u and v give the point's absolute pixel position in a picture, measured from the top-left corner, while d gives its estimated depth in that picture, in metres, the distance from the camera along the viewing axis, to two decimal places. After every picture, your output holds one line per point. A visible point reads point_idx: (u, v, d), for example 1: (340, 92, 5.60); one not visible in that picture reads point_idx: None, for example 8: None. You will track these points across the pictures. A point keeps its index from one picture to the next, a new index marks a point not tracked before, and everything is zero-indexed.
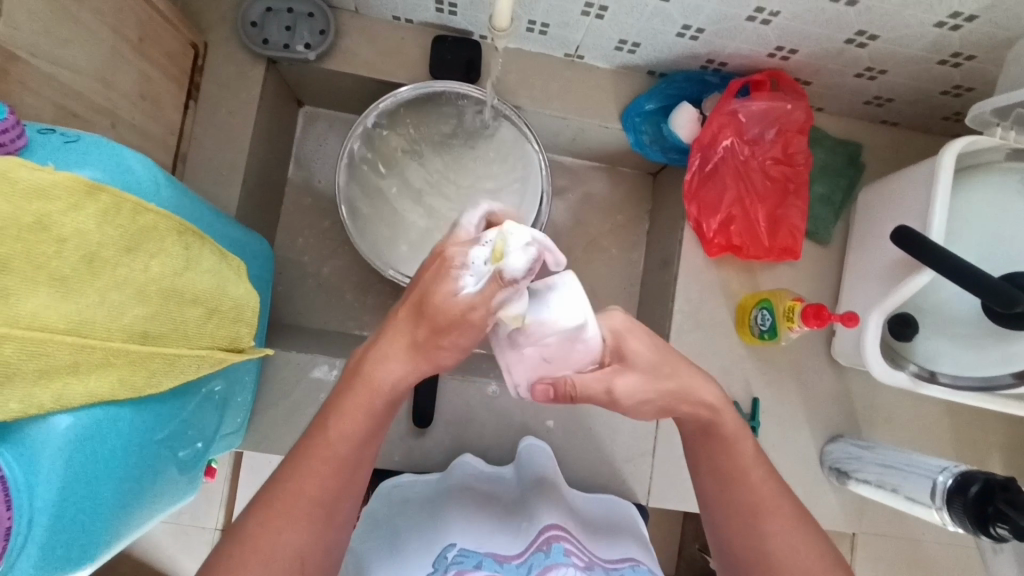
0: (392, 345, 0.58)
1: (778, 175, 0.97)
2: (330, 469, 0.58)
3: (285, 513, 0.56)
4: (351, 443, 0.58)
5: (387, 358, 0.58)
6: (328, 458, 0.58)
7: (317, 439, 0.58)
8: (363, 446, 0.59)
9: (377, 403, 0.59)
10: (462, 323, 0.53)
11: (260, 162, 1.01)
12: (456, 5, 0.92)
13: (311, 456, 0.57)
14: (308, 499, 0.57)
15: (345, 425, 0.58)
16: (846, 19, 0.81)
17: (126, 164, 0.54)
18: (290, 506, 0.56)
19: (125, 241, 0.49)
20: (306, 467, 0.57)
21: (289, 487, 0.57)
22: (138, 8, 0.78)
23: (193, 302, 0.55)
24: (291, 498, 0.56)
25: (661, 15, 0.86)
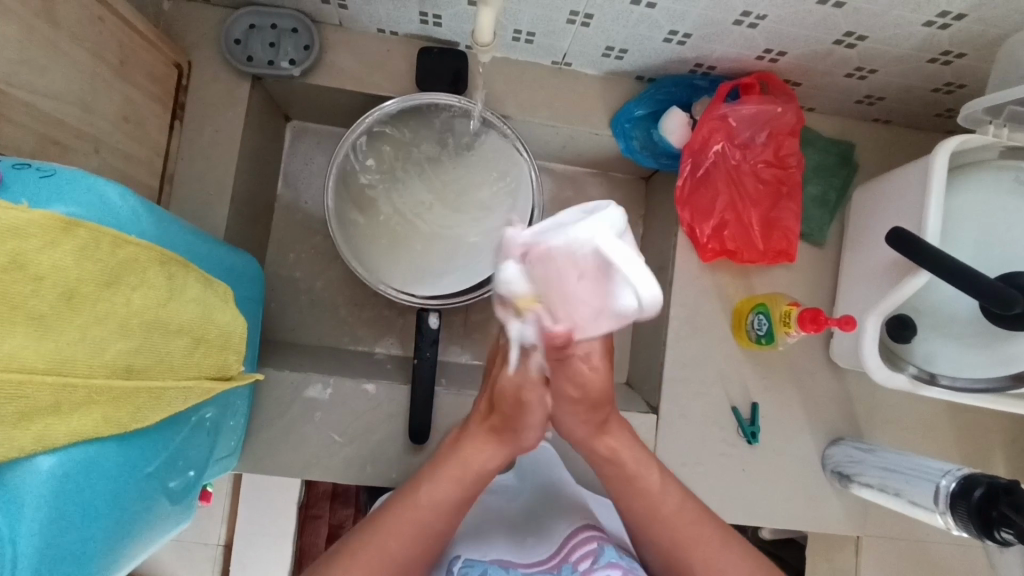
0: (477, 444, 0.75)
1: (770, 178, 0.96)
2: (412, 532, 0.72)
3: (387, 553, 0.71)
4: (439, 516, 0.74)
5: (479, 444, 0.75)
6: (411, 524, 0.73)
7: (407, 509, 0.73)
8: (440, 517, 0.74)
9: (466, 482, 0.75)
10: (525, 412, 0.71)
11: (248, 179, 1.00)
12: (441, 16, 0.92)
13: (410, 519, 0.73)
14: (380, 557, 0.71)
15: (439, 502, 0.74)
16: (834, 21, 0.80)
17: (105, 197, 0.54)
18: (398, 530, 0.72)
19: (105, 276, 0.49)
20: (407, 516, 0.73)
21: (379, 537, 0.72)
22: (118, 31, 0.77)
23: (178, 332, 0.55)
24: (384, 557, 0.71)
25: (647, 21, 0.86)
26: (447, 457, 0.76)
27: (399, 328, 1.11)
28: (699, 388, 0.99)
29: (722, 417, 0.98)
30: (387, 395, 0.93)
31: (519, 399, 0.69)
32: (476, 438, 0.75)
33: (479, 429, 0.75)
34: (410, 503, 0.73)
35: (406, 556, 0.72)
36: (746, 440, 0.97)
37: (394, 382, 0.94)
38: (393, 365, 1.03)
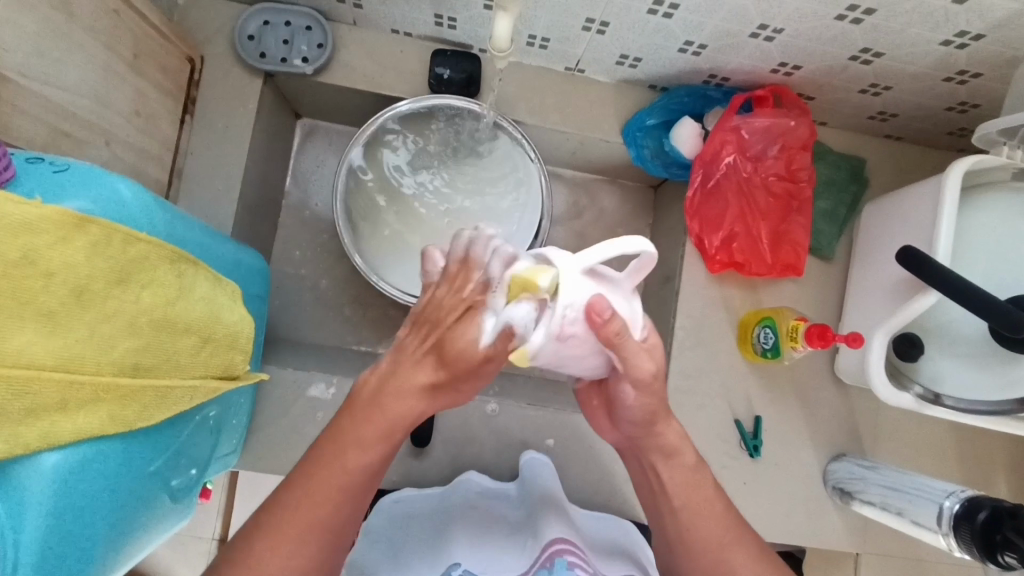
0: (414, 370, 0.60)
1: (780, 191, 0.96)
2: (336, 497, 0.60)
3: (297, 527, 0.59)
4: (331, 509, 0.60)
5: (393, 402, 0.60)
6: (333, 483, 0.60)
7: (328, 464, 0.60)
8: (349, 505, 0.62)
9: (388, 431, 0.61)
10: (476, 371, 0.57)
11: (257, 176, 0.99)
12: (456, 18, 0.91)
13: (324, 473, 0.60)
14: (307, 526, 0.59)
15: (355, 459, 0.61)
16: (851, 37, 0.80)
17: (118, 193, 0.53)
18: (297, 509, 0.59)
19: (116, 274, 0.49)
20: (306, 492, 0.60)
21: (292, 509, 0.59)
22: (132, 24, 0.77)
23: (185, 331, 0.55)
24: (296, 517, 0.59)
25: (663, 31, 0.85)
26: (376, 392, 0.61)
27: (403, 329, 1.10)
28: (703, 399, 0.98)
29: (724, 429, 0.98)
30: None
31: (446, 354, 0.57)
32: (411, 380, 0.60)
33: (387, 378, 0.61)
34: (304, 479, 0.60)
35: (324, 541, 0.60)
36: (748, 453, 0.97)
37: None
38: None
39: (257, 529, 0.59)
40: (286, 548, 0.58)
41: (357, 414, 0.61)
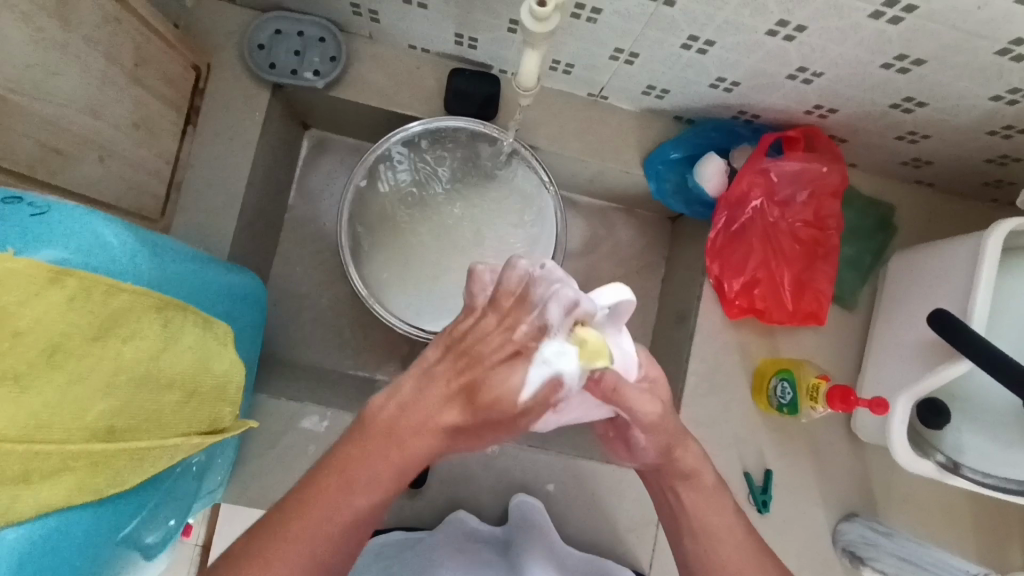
0: (441, 407, 0.53)
1: (806, 238, 0.91)
2: (336, 531, 0.53)
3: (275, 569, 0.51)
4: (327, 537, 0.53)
5: (386, 447, 0.53)
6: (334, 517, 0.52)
7: (335, 474, 0.53)
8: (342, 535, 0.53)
9: (404, 462, 0.53)
10: (508, 423, 0.51)
11: (260, 191, 0.95)
12: (477, 39, 0.87)
13: (325, 492, 0.53)
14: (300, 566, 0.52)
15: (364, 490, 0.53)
16: (894, 86, 0.75)
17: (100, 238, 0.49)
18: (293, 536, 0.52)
19: (92, 328, 0.45)
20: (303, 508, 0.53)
21: (276, 541, 0.52)
22: (135, 32, 0.73)
23: (168, 386, 0.51)
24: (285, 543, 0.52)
25: (695, 66, 0.81)
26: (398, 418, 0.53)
27: (403, 355, 1.06)
28: (712, 449, 0.94)
29: (732, 481, 0.94)
30: None
31: (480, 393, 0.50)
32: (430, 400, 0.53)
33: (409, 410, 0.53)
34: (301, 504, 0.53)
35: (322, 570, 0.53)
36: (756, 508, 0.93)
37: None
38: None
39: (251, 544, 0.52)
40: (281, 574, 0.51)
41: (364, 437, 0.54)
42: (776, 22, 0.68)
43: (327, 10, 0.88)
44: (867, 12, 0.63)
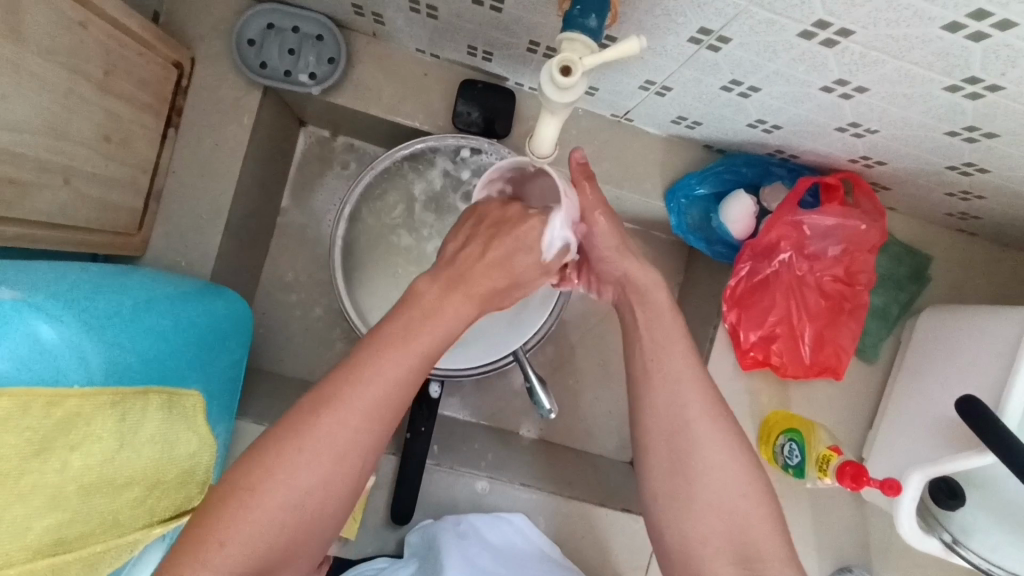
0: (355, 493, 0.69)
1: (833, 292, 0.85)
2: (360, 424, 0.53)
3: (328, 444, 0.52)
4: (397, 388, 0.55)
5: (456, 294, 0.58)
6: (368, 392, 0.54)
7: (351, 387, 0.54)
8: (402, 395, 0.55)
9: (415, 346, 0.56)
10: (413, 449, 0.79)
11: (249, 198, 0.88)
12: (492, 53, 0.78)
13: (391, 357, 0.55)
14: (343, 442, 0.53)
15: (428, 327, 0.56)
16: (958, 150, 0.67)
17: (37, 337, 0.43)
18: (358, 393, 0.53)
19: (34, 445, 0.40)
20: (362, 378, 0.54)
21: (330, 419, 0.53)
22: (105, 34, 0.64)
23: (128, 484, 0.46)
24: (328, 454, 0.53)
25: (735, 106, 0.72)
26: (488, 241, 0.60)
27: None
28: None
29: None
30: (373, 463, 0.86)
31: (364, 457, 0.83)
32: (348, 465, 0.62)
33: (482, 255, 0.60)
34: (379, 343, 0.55)
35: (319, 510, 0.53)
36: None
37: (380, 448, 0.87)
38: None
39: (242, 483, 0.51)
40: (316, 453, 0.52)
41: (472, 243, 0.61)
42: (834, 80, 0.59)
43: (327, 6, 0.78)
44: (943, 84, 0.54)
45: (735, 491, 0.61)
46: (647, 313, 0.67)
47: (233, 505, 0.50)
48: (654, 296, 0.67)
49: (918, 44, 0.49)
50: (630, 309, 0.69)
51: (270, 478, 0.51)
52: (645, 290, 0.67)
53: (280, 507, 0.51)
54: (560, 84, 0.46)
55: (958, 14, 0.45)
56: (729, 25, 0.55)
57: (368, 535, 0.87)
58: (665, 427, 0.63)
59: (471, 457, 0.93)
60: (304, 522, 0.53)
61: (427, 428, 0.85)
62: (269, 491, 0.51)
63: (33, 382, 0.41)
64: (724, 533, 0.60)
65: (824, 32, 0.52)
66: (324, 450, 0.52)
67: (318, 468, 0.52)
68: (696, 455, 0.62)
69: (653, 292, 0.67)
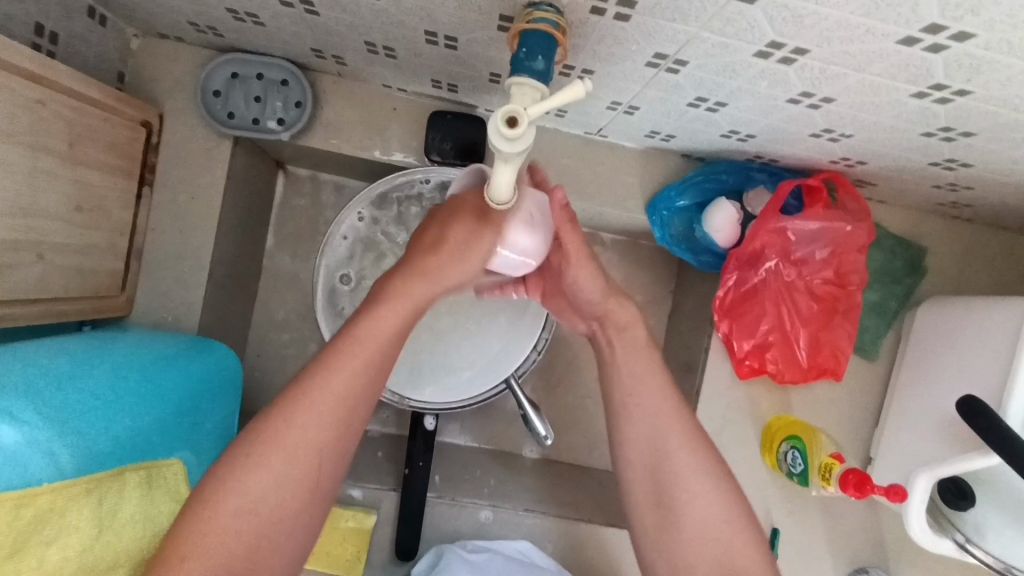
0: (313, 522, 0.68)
1: (824, 295, 0.83)
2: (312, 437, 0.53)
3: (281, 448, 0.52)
4: (354, 391, 0.54)
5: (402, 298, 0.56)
6: (323, 395, 0.53)
7: (307, 391, 0.53)
8: (359, 387, 0.55)
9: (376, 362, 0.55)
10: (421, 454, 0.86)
11: (231, 245, 0.88)
12: (457, 84, 0.77)
13: (346, 365, 0.54)
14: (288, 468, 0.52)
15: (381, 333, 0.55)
16: (938, 149, 0.65)
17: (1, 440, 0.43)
18: (306, 403, 0.53)
19: (5, 547, 0.41)
20: (315, 388, 0.53)
21: (289, 424, 0.52)
22: (65, 108, 0.64)
23: (113, 568, 0.48)
24: (288, 450, 0.52)
25: (705, 120, 0.71)
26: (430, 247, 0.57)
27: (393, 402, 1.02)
28: None
29: None
30: (376, 498, 0.87)
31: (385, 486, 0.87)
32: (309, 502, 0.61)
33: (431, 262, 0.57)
34: (336, 354, 0.54)
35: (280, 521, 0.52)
36: None
37: (382, 484, 0.87)
38: (384, 454, 0.95)
39: (199, 503, 0.50)
40: (269, 466, 0.51)
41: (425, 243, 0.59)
42: (799, 93, 0.58)
43: (288, 52, 0.78)
44: (909, 92, 0.53)
45: (728, 517, 0.60)
46: (623, 349, 0.67)
47: (209, 510, 0.50)
48: (631, 330, 0.67)
49: (877, 58, 0.48)
50: (607, 336, 0.68)
51: (229, 488, 0.50)
52: (621, 325, 0.67)
53: (242, 519, 0.50)
54: (507, 135, 0.45)
55: (912, 29, 0.43)
56: (683, 49, 0.54)
57: (375, 572, 0.87)
58: (656, 450, 0.63)
59: (475, 485, 0.93)
60: (265, 529, 0.51)
61: (425, 461, 0.85)
62: (219, 504, 0.50)
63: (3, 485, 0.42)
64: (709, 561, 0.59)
65: (779, 52, 0.50)
66: (290, 458, 0.52)
67: (283, 474, 0.52)
68: (679, 484, 0.62)
69: (633, 328, 0.67)
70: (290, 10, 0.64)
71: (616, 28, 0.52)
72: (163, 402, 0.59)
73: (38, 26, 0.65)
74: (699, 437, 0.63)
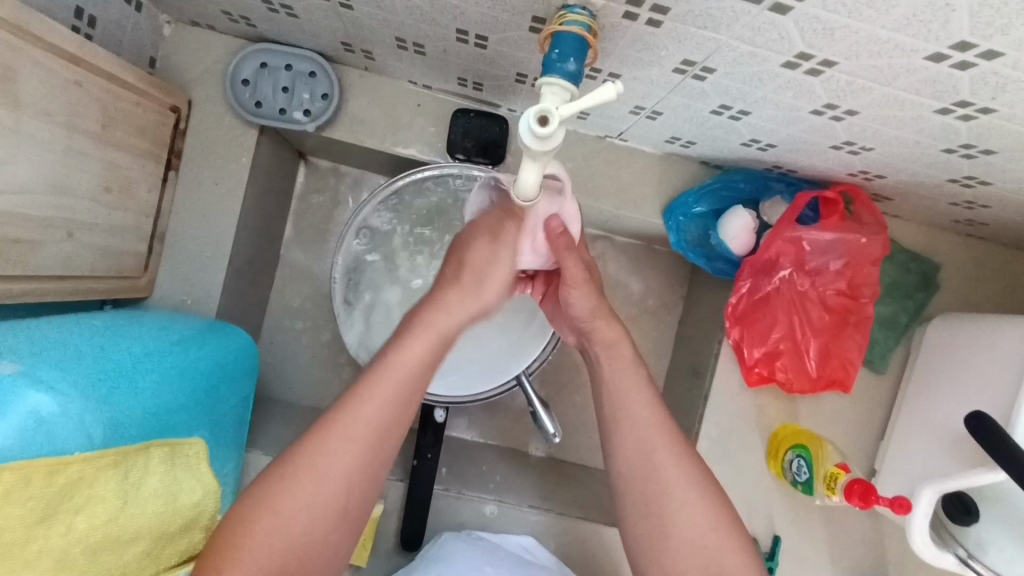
0: None
1: (837, 306, 0.84)
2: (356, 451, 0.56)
3: (318, 472, 0.55)
4: (389, 412, 0.58)
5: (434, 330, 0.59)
6: (361, 422, 0.57)
7: (349, 420, 0.57)
8: (393, 422, 0.58)
9: (400, 379, 0.58)
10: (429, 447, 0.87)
11: (251, 232, 0.90)
12: (483, 83, 0.78)
13: (381, 390, 0.57)
14: (333, 486, 0.56)
15: (412, 364, 0.58)
16: (957, 166, 0.66)
17: (36, 409, 0.44)
18: (344, 434, 0.56)
19: (37, 513, 0.42)
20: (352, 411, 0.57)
21: (326, 454, 0.56)
22: (101, 90, 0.65)
23: (135, 540, 0.49)
24: (320, 474, 0.55)
25: (727, 128, 0.71)
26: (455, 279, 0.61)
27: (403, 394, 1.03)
28: None
29: None
30: (383, 487, 0.88)
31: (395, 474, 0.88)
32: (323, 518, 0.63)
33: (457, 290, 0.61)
34: (368, 381, 0.58)
35: (326, 538, 0.56)
36: None
37: (389, 473, 0.88)
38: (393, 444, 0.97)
39: None
40: (314, 491, 0.55)
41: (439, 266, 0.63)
42: (824, 105, 0.58)
43: (318, 44, 0.79)
44: (933, 108, 0.53)
45: (704, 525, 0.62)
46: (611, 370, 0.67)
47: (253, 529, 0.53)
48: (616, 348, 0.67)
49: (904, 73, 0.49)
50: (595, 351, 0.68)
51: (270, 510, 0.54)
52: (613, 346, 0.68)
53: (277, 538, 0.53)
54: (538, 134, 0.46)
55: (941, 45, 0.44)
56: (711, 57, 0.55)
57: (379, 560, 0.88)
58: (668, 452, 0.64)
59: (481, 479, 0.94)
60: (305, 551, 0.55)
61: (434, 453, 0.86)
62: (259, 529, 0.53)
63: (37, 453, 0.43)
64: (697, 567, 0.61)
65: (807, 63, 0.51)
66: (322, 482, 0.55)
67: (317, 503, 0.55)
68: (688, 486, 0.62)
69: (618, 344, 0.67)
70: (324, 4, 0.65)
71: (646, 33, 0.53)
72: (186, 383, 0.61)
73: (77, 9, 0.66)
74: None
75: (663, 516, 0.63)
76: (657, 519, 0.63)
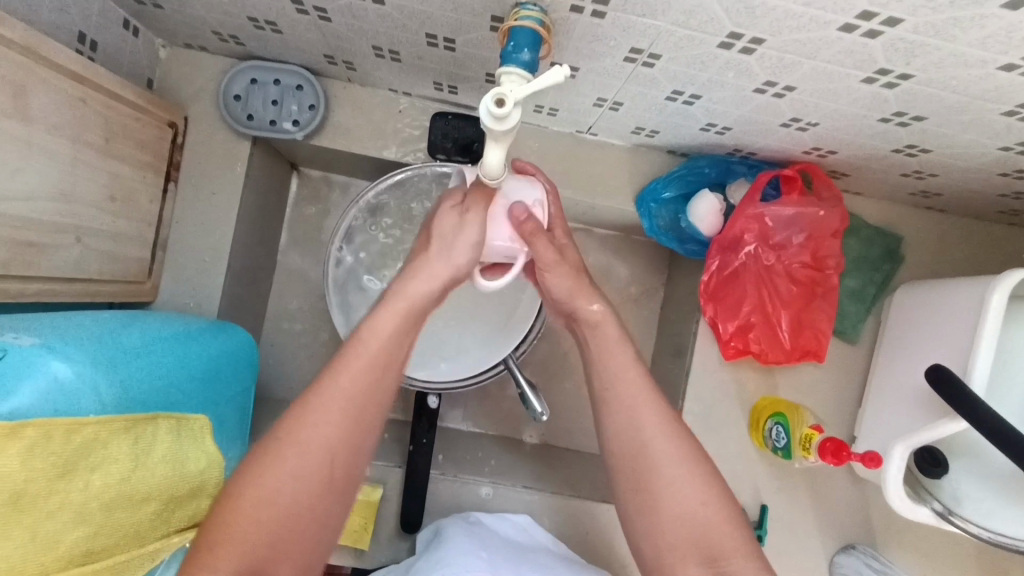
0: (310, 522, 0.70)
1: (803, 278, 0.88)
2: (336, 418, 0.60)
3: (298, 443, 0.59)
4: (365, 383, 0.62)
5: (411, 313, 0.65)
6: (338, 391, 0.61)
7: (326, 393, 0.61)
8: (371, 390, 0.62)
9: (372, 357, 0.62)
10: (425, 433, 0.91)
11: (247, 238, 0.95)
12: (457, 86, 0.84)
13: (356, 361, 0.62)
14: (307, 458, 0.59)
15: (385, 337, 0.63)
16: (896, 134, 0.71)
17: (56, 378, 0.49)
18: (321, 407, 0.60)
19: (58, 468, 0.47)
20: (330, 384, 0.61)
21: (305, 426, 0.59)
22: (103, 106, 0.71)
23: (146, 499, 0.54)
24: (300, 446, 0.59)
25: (683, 114, 0.77)
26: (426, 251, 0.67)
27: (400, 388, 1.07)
28: None
29: None
30: (382, 475, 0.92)
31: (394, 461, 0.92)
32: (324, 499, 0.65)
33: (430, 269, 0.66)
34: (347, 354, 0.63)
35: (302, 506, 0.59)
36: None
37: (387, 461, 0.92)
38: (391, 436, 1.01)
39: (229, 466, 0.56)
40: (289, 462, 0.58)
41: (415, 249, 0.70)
42: (763, 82, 0.64)
43: (303, 59, 0.85)
44: (859, 78, 0.59)
45: (694, 501, 0.64)
46: (601, 341, 0.71)
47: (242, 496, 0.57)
48: (600, 327, 0.71)
49: (824, 45, 0.54)
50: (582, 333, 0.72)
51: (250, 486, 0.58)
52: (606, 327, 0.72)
53: (262, 508, 0.57)
54: (496, 115, 0.51)
55: (848, 16, 0.49)
56: (655, 43, 0.60)
57: (381, 545, 0.91)
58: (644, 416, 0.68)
59: (476, 465, 0.98)
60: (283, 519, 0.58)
61: (429, 439, 0.90)
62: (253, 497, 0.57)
63: (58, 414, 0.48)
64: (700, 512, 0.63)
65: (739, 42, 0.56)
66: (303, 449, 0.59)
67: (297, 473, 0.58)
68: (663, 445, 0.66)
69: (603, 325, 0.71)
70: (305, 18, 0.71)
71: (594, 25, 0.59)
72: (190, 366, 0.65)
73: (80, 34, 0.73)
74: (681, 400, 0.68)
75: (642, 476, 0.66)
76: (637, 477, 0.67)
